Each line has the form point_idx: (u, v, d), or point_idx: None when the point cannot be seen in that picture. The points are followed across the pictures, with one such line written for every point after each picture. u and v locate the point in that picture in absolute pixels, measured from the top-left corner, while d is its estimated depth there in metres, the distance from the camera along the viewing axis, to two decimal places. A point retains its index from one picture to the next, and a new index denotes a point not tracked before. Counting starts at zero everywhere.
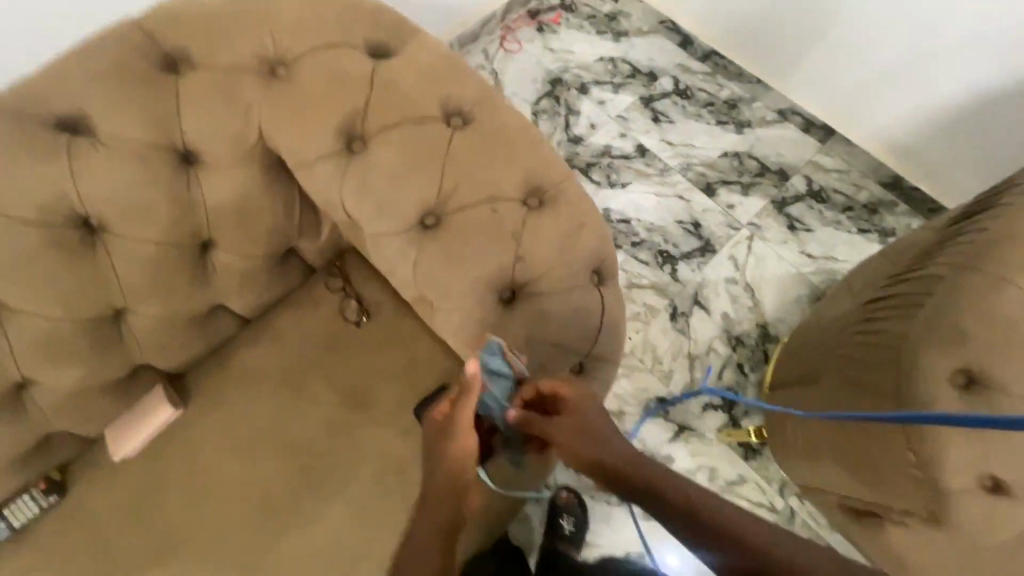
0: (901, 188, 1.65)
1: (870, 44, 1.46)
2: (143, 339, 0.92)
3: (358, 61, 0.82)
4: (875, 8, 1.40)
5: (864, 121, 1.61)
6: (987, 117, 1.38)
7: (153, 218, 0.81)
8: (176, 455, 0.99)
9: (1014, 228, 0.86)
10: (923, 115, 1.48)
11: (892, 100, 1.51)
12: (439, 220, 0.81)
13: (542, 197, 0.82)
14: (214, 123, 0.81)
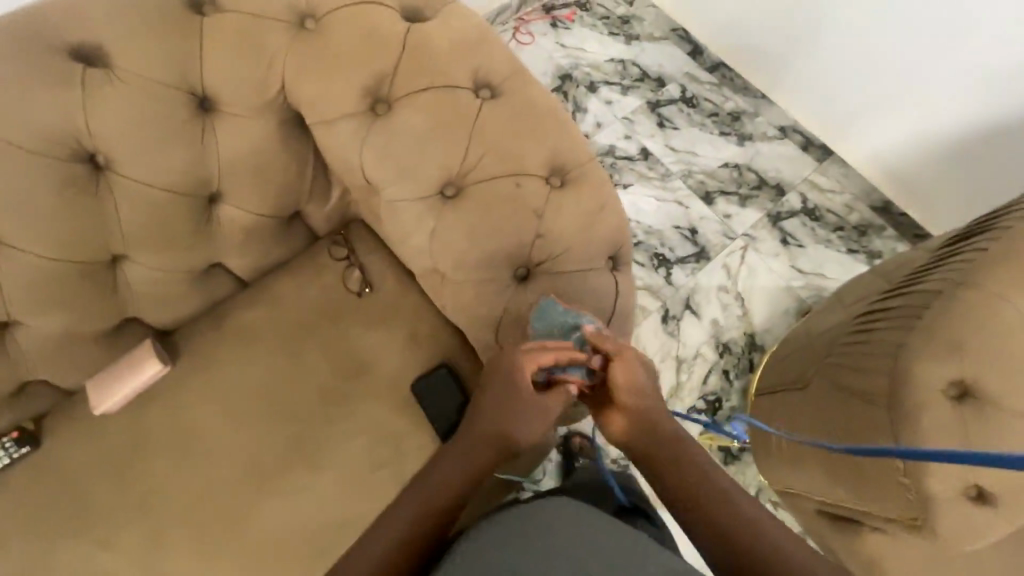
0: (889, 212, 1.71)
1: (877, 68, 1.49)
2: (137, 290, 0.88)
3: (390, 21, 0.80)
4: (886, 33, 1.43)
5: (861, 144, 1.66)
6: (980, 151, 1.43)
7: (164, 163, 0.78)
8: (158, 414, 0.95)
9: (1014, 249, 0.89)
10: (920, 143, 1.52)
11: (890, 127, 1.56)
12: (459, 191, 0.80)
13: (565, 176, 0.81)
14: (234, 70, 0.78)
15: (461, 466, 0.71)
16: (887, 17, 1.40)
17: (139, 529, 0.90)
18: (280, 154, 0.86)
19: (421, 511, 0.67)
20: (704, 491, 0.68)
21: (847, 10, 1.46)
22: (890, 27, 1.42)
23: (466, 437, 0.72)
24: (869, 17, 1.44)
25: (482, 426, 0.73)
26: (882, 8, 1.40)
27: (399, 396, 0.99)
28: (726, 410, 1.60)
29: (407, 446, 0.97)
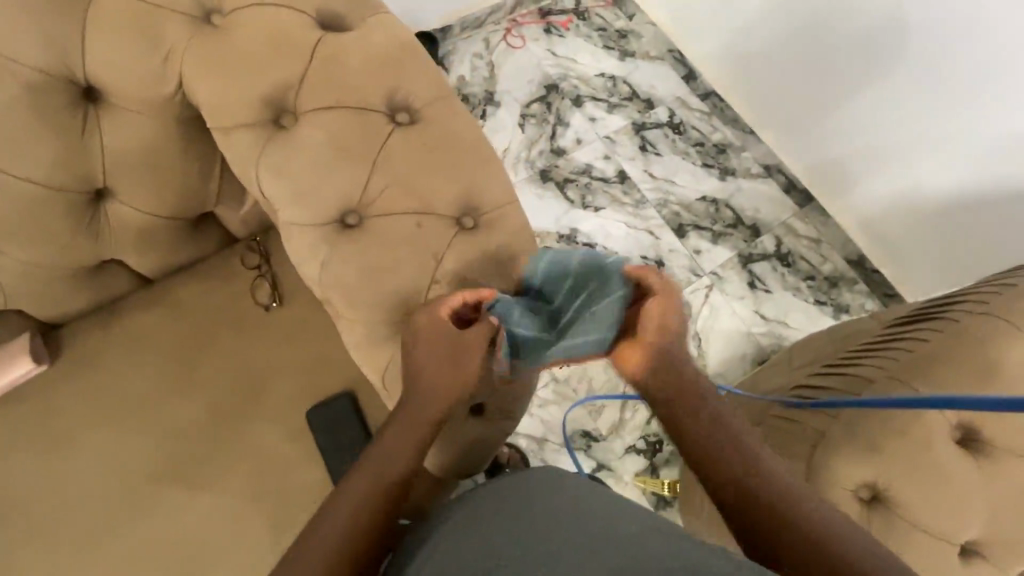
0: (863, 267, 1.65)
1: (862, 121, 1.43)
2: (11, 282, 0.82)
3: (307, 29, 0.73)
4: (873, 87, 1.36)
5: (846, 195, 1.59)
6: (958, 221, 1.37)
7: (34, 155, 0.72)
8: (30, 412, 0.89)
9: (941, 350, 0.86)
10: (899, 205, 1.47)
11: (875, 182, 1.49)
12: (360, 221, 0.74)
13: (479, 218, 0.75)
14: (126, 60, 0.71)
15: (383, 480, 0.65)
16: (881, 68, 1.32)
17: None
18: (177, 154, 0.79)
19: (346, 529, 0.61)
20: (733, 453, 0.67)
21: (841, 56, 1.39)
22: (882, 79, 1.34)
23: (385, 453, 0.67)
24: (863, 66, 1.36)
25: (400, 437, 0.68)
26: (875, 58, 1.32)
27: (290, 422, 0.92)
28: (665, 452, 1.54)
29: (292, 477, 0.90)
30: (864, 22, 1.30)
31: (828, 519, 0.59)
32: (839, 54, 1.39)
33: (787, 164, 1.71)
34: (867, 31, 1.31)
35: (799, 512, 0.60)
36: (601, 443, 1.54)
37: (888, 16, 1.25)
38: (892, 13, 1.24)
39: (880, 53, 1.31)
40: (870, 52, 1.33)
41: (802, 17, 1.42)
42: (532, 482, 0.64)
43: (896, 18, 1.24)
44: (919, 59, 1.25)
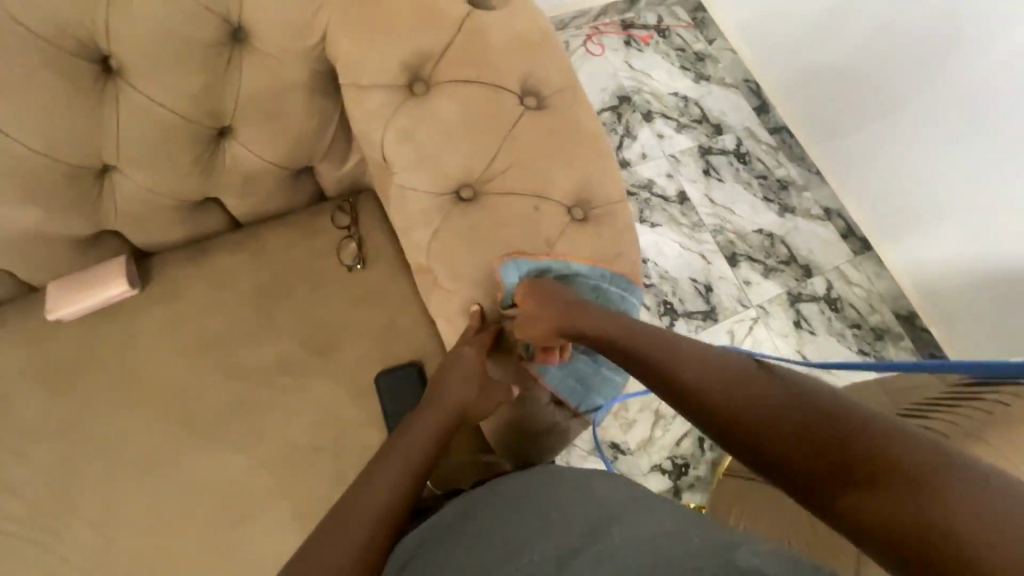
0: (912, 324, 1.60)
1: (906, 166, 1.44)
2: (121, 206, 0.84)
3: (455, 3, 0.74)
4: (912, 131, 1.39)
5: (902, 248, 1.55)
6: (1001, 277, 1.33)
7: (177, 84, 0.73)
8: (112, 334, 0.91)
9: None
10: (943, 258, 1.44)
11: (934, 241, 1.45)
12: (473, 195, 0.76)
13: (588, 211, 0.76)
14: (283, 8, 0.72)
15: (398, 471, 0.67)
16: (933, 113, 1.33)
17: (58, 448, 0.86)
18: (303, 106, 0.81)
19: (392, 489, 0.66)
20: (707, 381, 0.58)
21: (918, 108, 1.36)
22: (960, 136, 1.30)
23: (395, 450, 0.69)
24: (927, 111, 1.35)
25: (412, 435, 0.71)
26: (932, 100, 1.33)
27: (356, 384, 0.92)
28: (691, 477, 1.52)
29: (352, 438, 0.90)
30: (950, 75, 1.28)
31: (770, 386, 0.54)
32: (916, 106, 1.36)
33: (850, 209, 1.66)
34: (950, 84, 1.29)
35: (736, 401, 0.55)
36: (628, 457, 1.53)
37: (980, 70, 1.23)
38: (982, 68, 1.23)
39: (962, 109, 1.28)
40: (949, 107, 1.30)
41: (880, 64, 1.40)
42: (578, 484, 0.64)
43: (977, 66, 1.23)
44: (996, 110, 1.23)
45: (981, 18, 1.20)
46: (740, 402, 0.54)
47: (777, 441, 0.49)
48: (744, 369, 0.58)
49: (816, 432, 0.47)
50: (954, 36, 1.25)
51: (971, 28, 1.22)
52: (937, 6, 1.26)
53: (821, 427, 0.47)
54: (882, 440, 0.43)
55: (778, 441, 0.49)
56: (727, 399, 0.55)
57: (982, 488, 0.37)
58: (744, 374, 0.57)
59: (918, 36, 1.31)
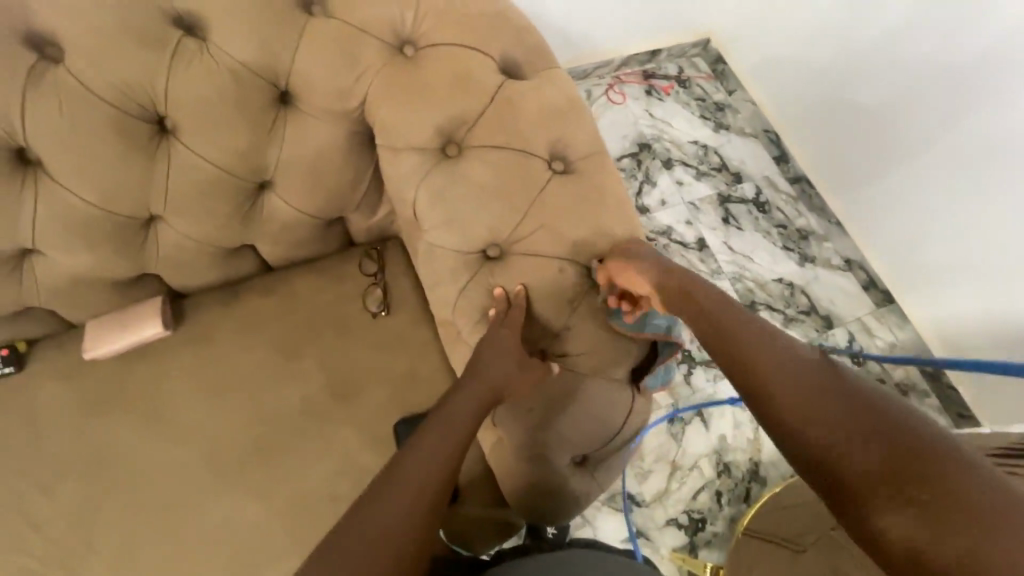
0: (938, 381, 1.53)
1: (919, 206, 1.43)
2: (163, 251, 0.87)
3: (489, 71, 0.78)
4: (926, 168, 1.39)
5: (926, 298, 1.51)
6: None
7: (224, 143, 0.78)
8: (143, 373, 0.93)
9: None
10: (968, 307, 1.40)
11: (952, 300, 1.44)
12: (500, 253, 0.79)
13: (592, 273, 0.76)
14: (327, 75, 0.77)
15: (425, 473, 0.64)
16: (944, 147, 1.34)
17: (84, 485, 0.87)
18: (340, 161, 0.85)
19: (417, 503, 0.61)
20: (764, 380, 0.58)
21: (934, 169, 1.37)
22: (977, 198, 1.31)
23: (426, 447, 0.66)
24: (934, 147, 1.36)
25: (438, 436, 0.68)
26: (944, 137, 1.34)
27: (375, 432, 0.93)
28: (708, 533, 1.47)
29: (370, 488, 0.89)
30: (966, 139, 1.30)
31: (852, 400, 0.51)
32: (931, 166, 1.38)
33: (869, 261, 1.65)
34: (970, 139, 1.29)
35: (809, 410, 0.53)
36: (644, 510, 1.49)
37: (992, 136, 1.25)
38: (997, 134, 1.24)
39: (978, 171, 1.30)
40: (965, 170, 1.32)
41: (898, 126, 1.43)
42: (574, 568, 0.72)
43: (982, 104, 1.25)
44: (1005, 144, 1.23)
45: (994, 86, 1.22)
46: (805, 415, 0.53)
47: (843, 459, 0.48)
48: (831, 377, 0.55)
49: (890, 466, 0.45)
50: (968, 102, 1.28)
51: (985, 80, 1.24)
52: (953, 72, 1.29)
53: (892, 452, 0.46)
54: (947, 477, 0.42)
55: (845, 456, 0.48)
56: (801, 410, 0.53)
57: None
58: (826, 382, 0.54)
59: (935, 100, 1.34)
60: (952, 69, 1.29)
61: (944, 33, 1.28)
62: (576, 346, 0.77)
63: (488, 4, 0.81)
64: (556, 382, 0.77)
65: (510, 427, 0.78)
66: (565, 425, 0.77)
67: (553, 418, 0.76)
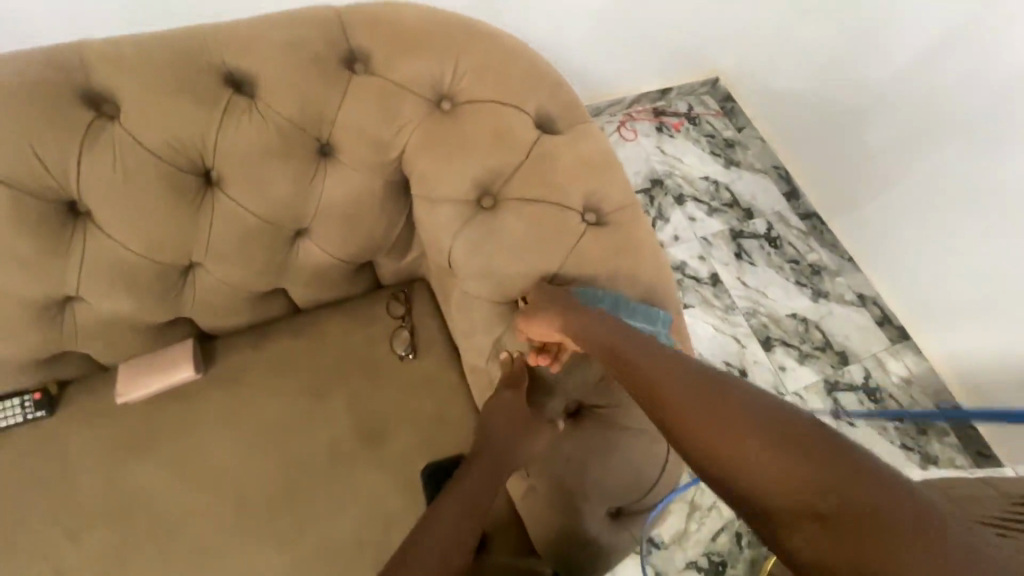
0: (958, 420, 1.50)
1: (932, 229, 1.41)
2: (200, 296, 0.88)
3: (525, 125, 0.80)
4: (939, 190, 1.37)
5: (941, 328, 1.48)
6: None
7: (267, 195, 0.80)
8: (174, 416, 0.93)
9: None
10: (987, 335, 1.37)
11: (966, 333, 1.42)
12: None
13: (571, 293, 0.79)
14: (369, 129, 0.79)
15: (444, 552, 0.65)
16: (958, 173, 1.32)
17: (112, 532, 0.87)
18: (376, 209, 0.86)
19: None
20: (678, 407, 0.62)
21: (947, 205, 1.37)
22: (989, 233, 1.31)
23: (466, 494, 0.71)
24: (948, 171, 1.34)
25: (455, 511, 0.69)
26: (958, 163, 1.32)
27: (403, 477, 0.92)
28: None
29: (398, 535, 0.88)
30: (976, 176, 1.29)
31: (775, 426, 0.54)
32: (942, 201, 1.37)
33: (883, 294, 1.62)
34: (985, 168, 1.27)
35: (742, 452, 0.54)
36: (663, 552, 1.46)
37: (1003, 173, 1.24)
38: (1008, 172, 1.23)
39: (992, 207, 1.29)
40: (977, 206, 1.31)
41: (907, 158, 1.42)
42: None
43: (997, 131, 1.23)
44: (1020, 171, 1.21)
45: (1009, 118, 1.21)
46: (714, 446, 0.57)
47: (777, 501, 0.50)
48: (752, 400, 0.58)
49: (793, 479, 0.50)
50: (979, 138, 1.27)
51: (1003, 106, 1.21)
52: (962, 110, 1.29)
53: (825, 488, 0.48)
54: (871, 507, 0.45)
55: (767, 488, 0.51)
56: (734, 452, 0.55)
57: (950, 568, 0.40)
58: (750, 410, 0.56)
59: (944, 137, 1.33)
60: (961, 104, 1.28)
61: (955, 72, 1.29)
62: (605, 397, 0.77)
63: (523, 61, 0.83)
64: (587, 435, 0.77)
65: (542, 477, 0.78)
66: (595, 479, 0.76)
67: (589, 470, 0.76)
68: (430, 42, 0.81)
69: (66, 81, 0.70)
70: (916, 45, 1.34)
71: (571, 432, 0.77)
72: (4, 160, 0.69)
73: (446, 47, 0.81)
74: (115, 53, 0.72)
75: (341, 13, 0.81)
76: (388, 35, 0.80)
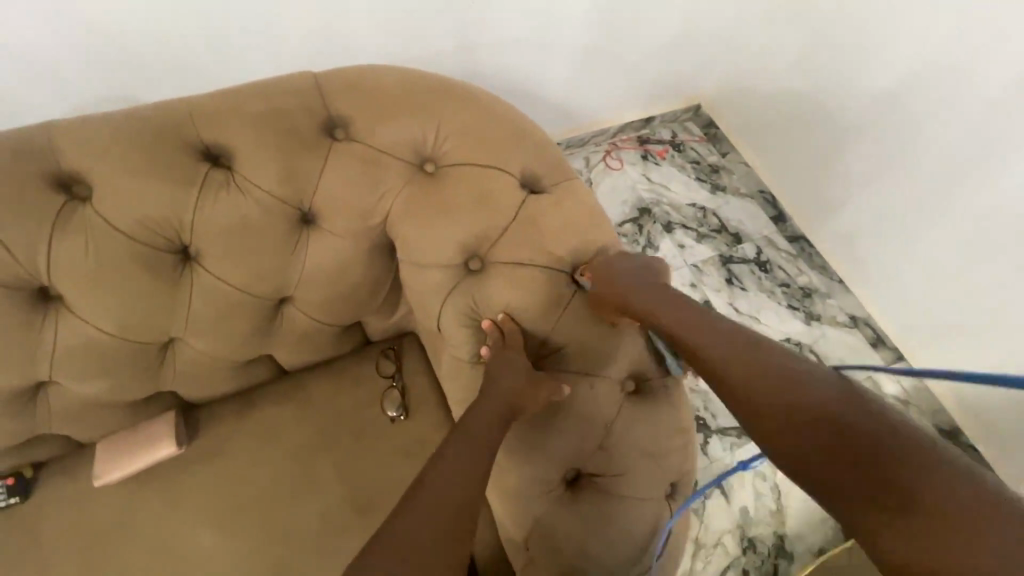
0: (957, 440, 1.43)
1: (926, 246, 1.36)
2: (181, 370, 0.85)
3: (510, 187, 0.79)
4: (932, 211, 1.32)
5: (934, 350, 1.44)
6: None
7: (247, 267, 0.77)
8: (155, 494, 0.89)
9: None
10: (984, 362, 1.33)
11: (960, 355, 1.38)
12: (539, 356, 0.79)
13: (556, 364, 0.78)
14: (351, 197, 0.78)
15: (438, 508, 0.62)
16: (951, 194, 1.28)
17: None
18: (361, 274, 0.85)
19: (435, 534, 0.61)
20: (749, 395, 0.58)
21: (942, 237, 1.32)
22: (984, 259, 1.26)
23: (434, 485, 0.64)
24: (938, 194, 1.30)
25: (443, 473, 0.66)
26: (950, 185, 1.27)
27: None
28: None
29: None
30: (968, 205, 1.26)
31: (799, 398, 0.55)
32: (937, 231, 1.33)
33: (876, 316, 1.56)
34: (979, 193, 1.23)
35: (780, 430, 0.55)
36: None
37: (999, 203, 1.20)
38: (1001, 204, 1.20)
39: (986, 233, 1.24)
40: (972, 232, 1.26)
41: (896, 178, 1.37)
42: None
43: (989, 156, 1.19)
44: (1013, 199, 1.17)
45: (1001, 143, 1.17)
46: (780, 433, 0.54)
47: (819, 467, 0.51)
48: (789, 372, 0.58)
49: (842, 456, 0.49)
50: (970, 170, 1.23)
51: (995, 130, 1.17)
52: (950, 143, 1.25)
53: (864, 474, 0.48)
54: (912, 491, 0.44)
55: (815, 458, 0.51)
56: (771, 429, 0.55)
57: (984, 548, 0.39)
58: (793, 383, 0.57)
59: (931, 163, 1.29)
60: (950, 127, 1.24)
61: (935, 103, 1.24)
62: (605, 466, 0.75)
63: (506, 121, 0.83)
64: (587, 506, 0.75)
65: (539, 553, 0.75)
66: (596, 554, 0.74)
67: (589, 544, 0.74)
68: (411, 106, 0.80)
69: (36, 167, 0.69)
70: (893, 75, 1.29)
71: (570, 504, 0.76)
72: None
73: (427, 111, 0.80)
74: (86, 135, 0.70)
75: (320, 81, 0.80)
76: (366, 102, 0.79)
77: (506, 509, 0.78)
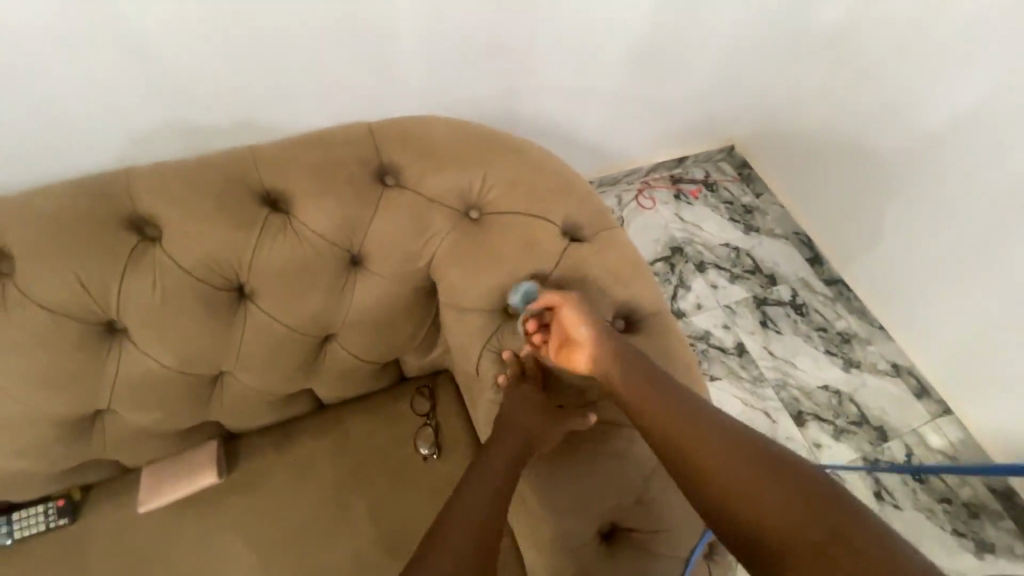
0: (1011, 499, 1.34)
1: (974, 295, 1.30)
2: (228, 402, 0.89)
3: (551, 234, 0.81)
4: (980, 259, 1.27)
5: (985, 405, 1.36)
6: None
7: (300, 307, 0.81)
8: (194, 522, 0.91)
9: None
10: None
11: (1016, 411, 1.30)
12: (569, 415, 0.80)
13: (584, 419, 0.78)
14: (398, 241, 0.81)
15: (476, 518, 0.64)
16: (999, 243, 1.22)
17: None
18: (403, 315, 0.87)
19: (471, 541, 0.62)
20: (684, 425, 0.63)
21: (987, 290, 1.28)
22: None
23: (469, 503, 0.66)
24: (987, 243, 1.24)
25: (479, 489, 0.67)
26: (1000, 233, 1.22)
27: None
28: None
29: None
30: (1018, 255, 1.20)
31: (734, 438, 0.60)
32: (979, 283, 1.28)
33: (918, 364, 1.49)
34: None
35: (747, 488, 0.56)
36: None
37: None
38: None
39: None
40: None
41: (938, 224, 1.32)
42: None
43: None
44: None
45: None
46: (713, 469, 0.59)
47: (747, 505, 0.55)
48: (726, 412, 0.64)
49: (775, 498, 0.55)
50: (1011, 219, 1.19)
51: None
52: (991, 191, 1.21)
53: (821, 536, 0.51)
54: (848, 538, 0.50)
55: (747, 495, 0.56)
56: (740, 481, 0.57)
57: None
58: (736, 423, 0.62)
59: (982, 210, 1.23)
60: (1000, 176, 1.18)
61: (980, 153, 1.20)
62: (644, 522, 0.74)
63: (549, 170, 0.85)
64: (624, 562, 0.74)
65: None
66: None
67: None
68: (458, 155, 0.83)
69: (112, 211, 0.74)
70: (933, 126, 1.26)
71: (609, 561, 0.75)
72: (46, 286, 0.71)
73: (474, 158, 0.83)
74: (160, 181, 0.76)
75: (373, 130, 0.84)
76: (416, 151, 0.83)
77: (540, 561, 0.77)
